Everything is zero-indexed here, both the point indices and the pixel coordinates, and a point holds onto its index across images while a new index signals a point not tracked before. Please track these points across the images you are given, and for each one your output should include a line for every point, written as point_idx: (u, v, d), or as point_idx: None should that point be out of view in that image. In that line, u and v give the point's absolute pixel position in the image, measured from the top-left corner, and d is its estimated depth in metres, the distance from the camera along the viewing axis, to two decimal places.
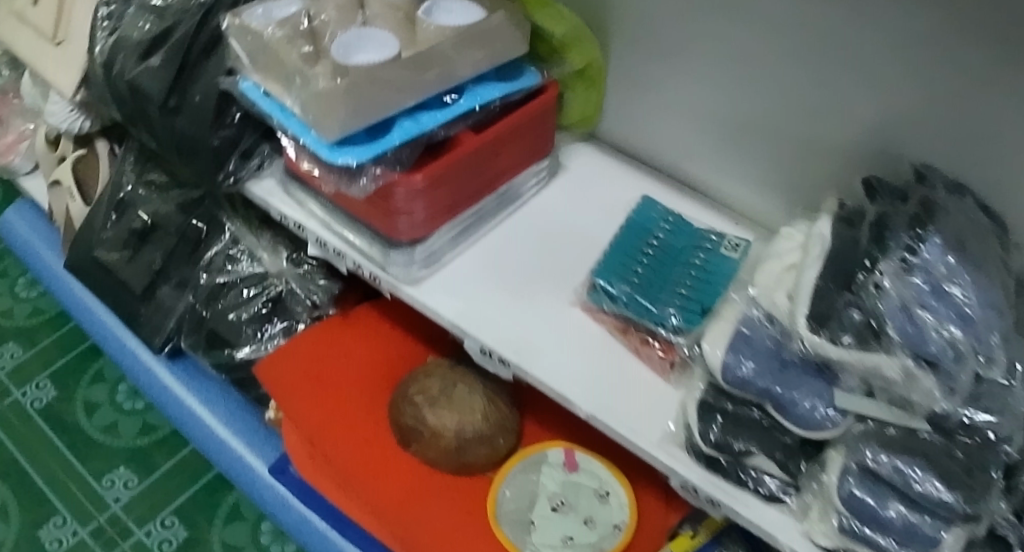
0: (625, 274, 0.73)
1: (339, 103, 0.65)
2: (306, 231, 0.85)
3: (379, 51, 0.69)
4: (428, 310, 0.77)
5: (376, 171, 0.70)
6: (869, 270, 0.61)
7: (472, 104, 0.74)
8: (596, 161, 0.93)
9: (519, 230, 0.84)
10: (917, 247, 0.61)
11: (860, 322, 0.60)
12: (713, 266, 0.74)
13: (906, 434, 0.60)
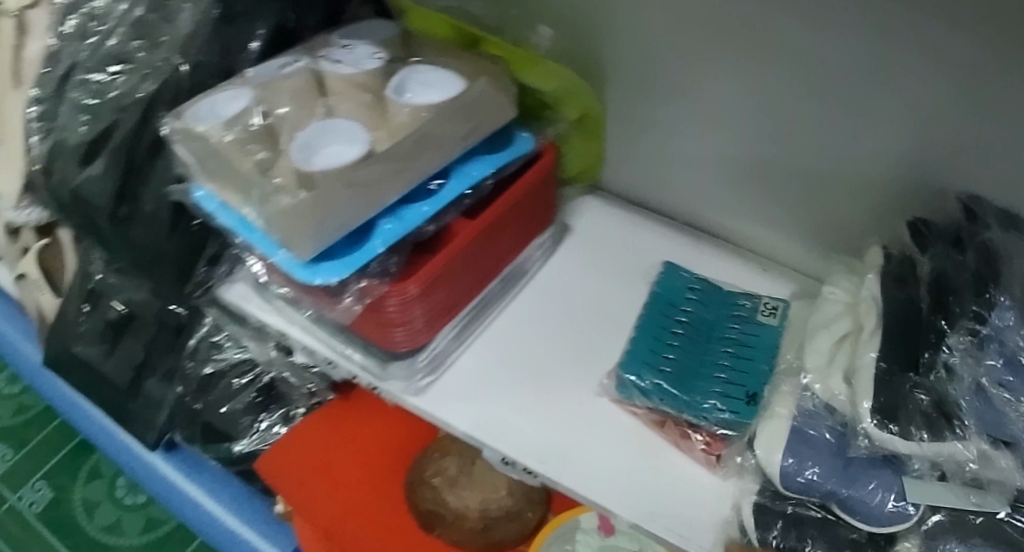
0: (656, 361, 0.66)
1: (306, 220, 0.54)
2: (290, 337, 0.76)
3: (347, 140, 0.58)
4: (438, 419, 0.68)
5: (359, 285, 0.60)
6: (935, 347, 0.52)
7: (462, 188, 0.63)
8: (603, 218, 0.85)
9: (529, 312, 0.76)
10: (986, 312, 0.51)
11: (929, 408, 0.51)
12: (753, 341, 0.66)
13: (991, 523, 0.51)
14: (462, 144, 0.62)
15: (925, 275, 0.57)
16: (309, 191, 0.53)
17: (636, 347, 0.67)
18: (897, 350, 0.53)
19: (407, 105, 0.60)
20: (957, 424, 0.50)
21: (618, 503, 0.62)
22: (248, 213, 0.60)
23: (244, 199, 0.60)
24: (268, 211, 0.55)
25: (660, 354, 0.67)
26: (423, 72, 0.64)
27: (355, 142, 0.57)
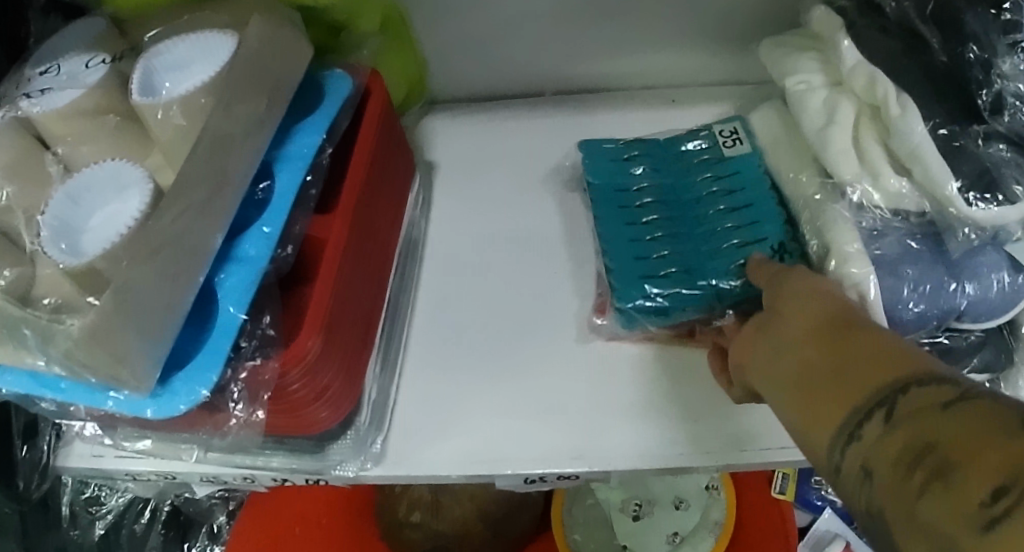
0: (653, 264, 0.49)
1: (127, 337, 0.30)
2: (178, 475, 0.46)
3: (112, 195, 0.33)
4: (428, 476, 0.45)
5: (241, 384, 0.36)
6: (987, 82, 0.41)
7: (299, 174, 0.41)
8: (467, 131, 0.61)
9: (452, 276, 0.53)
10: (1020, 18, 0.41)
11: (1015, 155, 0.41)
12: (740, 185, 0.51)
13: None
14: (267, 127, 0.39)
15: (921, 10, 0.44)
16: (110, 289, 0.29)
17: (618, 262, 0.49)
18: (945, 107, 0.42)
19: (161, 99, 0.36)
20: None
21: (729, 447, 0.44)
22: (42, 363, 0.32)
23: (12, 345, 0.32)
24: (56, 355, 0.30)
25: (652, 255, 0.49)
26: (177, 41, 0.39)
27: (124, 188, 0.33)
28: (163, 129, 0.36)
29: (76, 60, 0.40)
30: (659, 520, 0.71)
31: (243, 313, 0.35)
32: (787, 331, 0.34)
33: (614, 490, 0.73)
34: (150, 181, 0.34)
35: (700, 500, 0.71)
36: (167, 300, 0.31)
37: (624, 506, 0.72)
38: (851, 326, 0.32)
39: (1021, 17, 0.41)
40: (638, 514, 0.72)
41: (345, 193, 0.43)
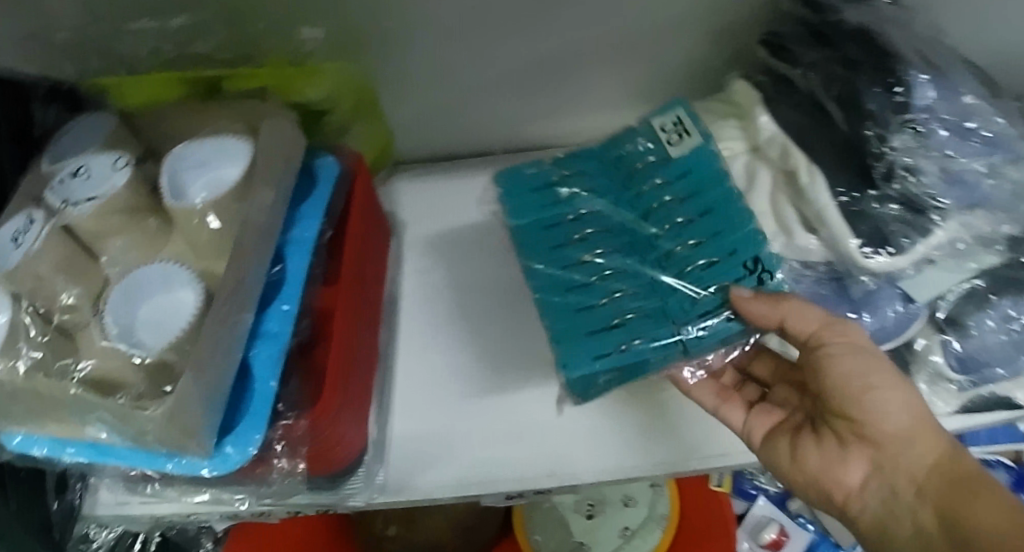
0: (602, 317, 0.49)
1: (197, 416, 0.38)
2: (200, 516, 0.52)
3: (167, 289, 0.41)
4: (427, 500, 0.52)
5: (279, 439, 0.43)
6: (881, 153, 0.51)
7: (306, 253, 0.48)
8: (427, 187, 0.65)
9: (427, 318, 0.59)
10: (908, 99, 0.51)
11: (899, 211, 0.51)
12: (689, 189, 0.51)
13: (993, 277, 0.56)
14: (274, 218, 0.46)
15: (828, 91, 0.53)
16: (187, 368, 0.37)
17: (562, 324, 0.50)
18: (846, 176, 0.51)
19: (195, 205, 0.43)
20: (932, 212, 0.51)
21: (682, 459, 0.52)
22: (115, 436, 0.39)
23: (89, 423, 0.40)
24: (138, 430, 0.38)
25: (599, 304, 0.50)
26: (198, 143, 0.47)
27: (177, 287, 0.41)
28: (197, 226, 0.43)
29: (102, 160, 0.45)
30: (611, 518, 0.79)
31: (275, 381, 0.43)
32: (888, 437, 0.46)
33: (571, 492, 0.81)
34: (196, 282, 0.41)
35: (647, 498, 0.79)
36: (222, 379, 0.40)
37: (579, 507, 0.81)
38: (963, 481, 0.43)
39: (908, 100, 0.51)
40: (592, 513, 0.80)
41: (342, 264, 0.49)
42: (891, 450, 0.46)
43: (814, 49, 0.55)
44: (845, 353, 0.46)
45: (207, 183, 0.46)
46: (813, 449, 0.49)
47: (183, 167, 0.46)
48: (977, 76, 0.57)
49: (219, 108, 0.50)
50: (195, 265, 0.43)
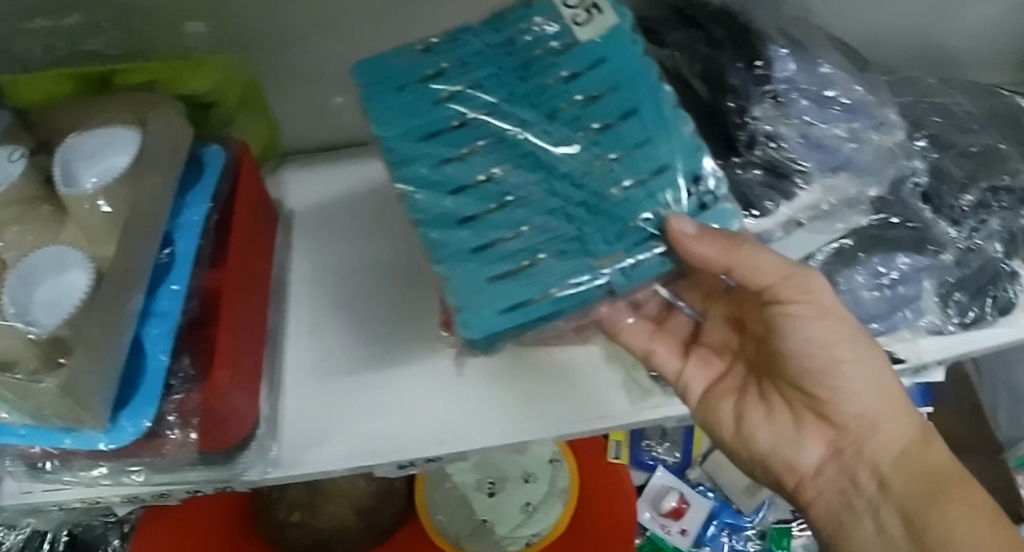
0: (516, 255, 0.46)
1: (89, 390, 0.42)
2: (106, 499, 0.55)
3: (59, 268, 0.44)
4: (320, 473, 0.55)
5: (173, 411, 0.47)
6: (744, 123, 0.51)
7: (194, 240, 0.51)
8: (313, 182, 0.67)
9: (320, 302, 0.62)
10: (767, 71, 0.52)
11: (763, 175, 0.52)
12: (605, 83, 0.49)
13: (860, 236, 0.57)
14: (158, 207, 0.49)
15: (692, 67, 0.53)
16: (81, 348, 0.41)
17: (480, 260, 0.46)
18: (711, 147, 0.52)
19: (87, 190, 0.47)
20: (796, 176, 0.52)
21: (562, 423, 0.56)
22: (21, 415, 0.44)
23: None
24: (36, 404, 0.42)
25: (501, 237, 0.47)
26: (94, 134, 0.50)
27: (69, 267, 0.44)
28: (91, 210, 0.47)
29: None
30: (512, 494, 0.81)
31: (166, 358, 0.47)
32: (862, 406, 0.53)
33: (470, 472, 0.84)
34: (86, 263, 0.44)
35: (547, 473, 0.81)
36: (113, 357, 0.44)
37: (479, 485, 0.83)
38: (919, 448, 0.53)
39: (769, 72, 0.52)
40: (494, 490, 0.82)
41: (229, 252, 0.53)
42: (855, 430, 0.54)
43: (681, 29, 0.55)
44: (816, 316, 0.51)
45: (100, 170, 0.49)
46: (777, 422, 0.57)
47: (77, 158, 0.49)
48: (841, 51, 0.61)
49: (107, 99, 0.52)
50: (93, 251, 0.46)
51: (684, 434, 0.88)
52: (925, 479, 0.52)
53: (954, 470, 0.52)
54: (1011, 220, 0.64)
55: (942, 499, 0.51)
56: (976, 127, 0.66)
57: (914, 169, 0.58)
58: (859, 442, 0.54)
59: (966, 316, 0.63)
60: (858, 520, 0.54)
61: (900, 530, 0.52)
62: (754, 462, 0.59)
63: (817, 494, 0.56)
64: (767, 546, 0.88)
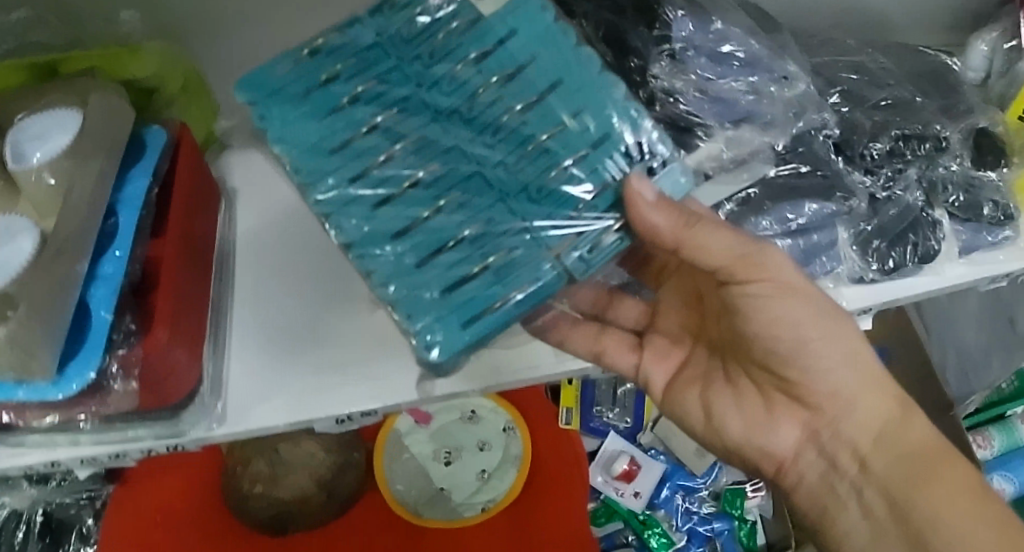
0: (469, 258, 0.50)
1: (35, 342, 0.46)
2: (65, 459, 0.60)
3: (11, 240, 0.49)
4: (260, 430, 0.59)
5: (116, 363, 0.51)
6: (644, 81, 0.55)
7: (136, 210, 0.55)
8: (258, 161, 0.70)
9: (261, 273, 0.66)
10: (666, 32, 0.56)
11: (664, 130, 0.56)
12: (510, 63, 0.53)
13: (763, 186, 0.59)
14: (103, 181, 0.53)
15: (596, 31, 0.55)
16: (26, 304, 0.46)
17: (432, 269, 0.50)
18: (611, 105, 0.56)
19: (34, 165, 0.52)
20: (697, 128, 0.56)
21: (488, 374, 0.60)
22: None
23: None
24: None
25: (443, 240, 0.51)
26: (46, 117, 0.54)
27: (20, 237, 0.49)
28: (38, 181, 0.51)
29: None
30: (468, 463, 0.84)
31: (110, 315, 0.51)
32: (836, 381, 0.55)
33: (427, 443, 0.86)
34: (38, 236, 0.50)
35: (501, 441, 0.85)
36: (59, 313, 0.48)
37: (437, 455, 0.85)
38: (900, 421, 0.54)
39: (667, 32, 0.56)
40: (449, 460, 0.84)
41: (170, 222, 0.58)
42: (829, 409, 0.56)
43: None
44: (783, 293, 0.52)
45: (44, 148, 0.52)
46: (745, 402, 0.60)
47: (24, 139, 0.53)
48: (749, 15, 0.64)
49: (52, 84, 0.56)
50: (40, 225, 0.51)
51: (633, 401, 0.94)
52: (907, 457, 0.53)
53: (935, 445, 0.53)
54: (927, 168, 0.67)
55: (926, 479, 0.52)
56: (892, 83, 0.68)
57: (825, 122, 0.62)
58: (834, 422, 0.56)
59: (887, 264, 0.65)
60: (844, 503, 0.56)
61: (885, 511, 0.53)
62: (731, 450, 0.61)
63: (801, 480, 0.59)
64: (720, 507, 0.91)
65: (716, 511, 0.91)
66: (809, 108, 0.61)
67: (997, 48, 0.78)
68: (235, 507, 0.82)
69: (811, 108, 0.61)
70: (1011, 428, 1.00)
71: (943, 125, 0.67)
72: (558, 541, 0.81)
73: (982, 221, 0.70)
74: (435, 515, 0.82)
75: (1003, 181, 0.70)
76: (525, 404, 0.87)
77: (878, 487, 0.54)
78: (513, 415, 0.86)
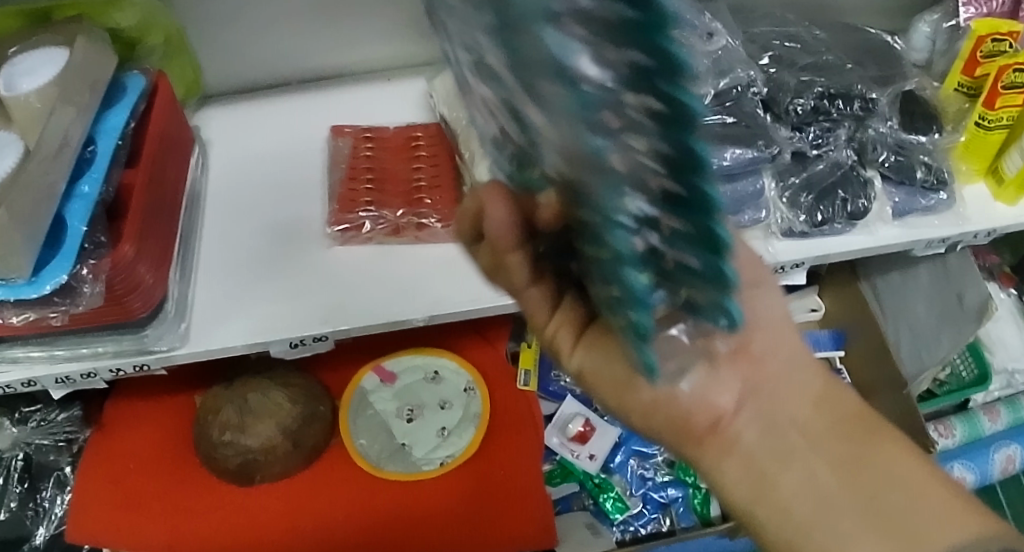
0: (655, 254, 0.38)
1: (15, 236, 0.51)
2: (40, 377, 0.63)
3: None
4: (219, 349, 0.64)
5: (87, 268, 0.56)
6: None
7: (114, 140, 0.61)
8: (234, 118, 0.79)
9: (228, 214, 0.72)
10: None
11: None
12: None
13: None
14: (87, 111, 0.60)
15: None
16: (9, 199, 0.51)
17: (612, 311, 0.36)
18: None
19: (22, 90, 0.58)
20: None
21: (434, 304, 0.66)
22: None
23: None
24: None
25: None
26: (35, 53, 0.61)
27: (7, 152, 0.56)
28: (23, 103, 0.58)
29: None
30: (430, 420, 0.87)
31: (84, 225, 0.57)
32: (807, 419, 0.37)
33: (390, 401, 0.88)
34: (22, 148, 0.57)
35: (461, 400, 0.89)
36: (39, 215, 0.53)
37: (399, 412, 0.87)
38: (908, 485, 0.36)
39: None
40: (412, 417, 0.87)
41: (146, 156, 0.63)
42: (772, 366, 0.37)
43: None
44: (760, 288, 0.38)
45: (34, 77, 0.59)
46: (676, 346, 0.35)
47: (16, 73, 0.60)
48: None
49: (45, 29, 0.63)
50: (22, 140, 0.57)
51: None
52: (845, 416, 0.38)
53: (867, 408, 0.38)
54: (857, 129, 0.71)
55: (871, 434, 0.37)
56: (824, 49, 0.73)
57: (751, 80, 0.68)
58: (776, 379, 0.37)
59: (815, 217, 0.69)
60: (790, 459, 0.36)
61: (832, 474, 0.36)
62: (655, 398, 0.35)
63: (738, 435, 0.37)
64: (675, 475, 0.96)
65: (672, 478, 0.96)
66: (731, 60, 0.68)
67: (938, 29, 0.82)
68: (205, 457, 0.82)
69: (732, 59, 0.68)
70: (973, 419, 1.02)
71: (872, 89, 0.72)
72: (514, 492, 0.85)
73: (914, 185, 0.72)
74: (400, 468, 0.85)
75: (935, 146, 0.73)
76: (483, 363, 0.91)
77: (803, 430, 0.37)
78: (473, 375, 0.90)
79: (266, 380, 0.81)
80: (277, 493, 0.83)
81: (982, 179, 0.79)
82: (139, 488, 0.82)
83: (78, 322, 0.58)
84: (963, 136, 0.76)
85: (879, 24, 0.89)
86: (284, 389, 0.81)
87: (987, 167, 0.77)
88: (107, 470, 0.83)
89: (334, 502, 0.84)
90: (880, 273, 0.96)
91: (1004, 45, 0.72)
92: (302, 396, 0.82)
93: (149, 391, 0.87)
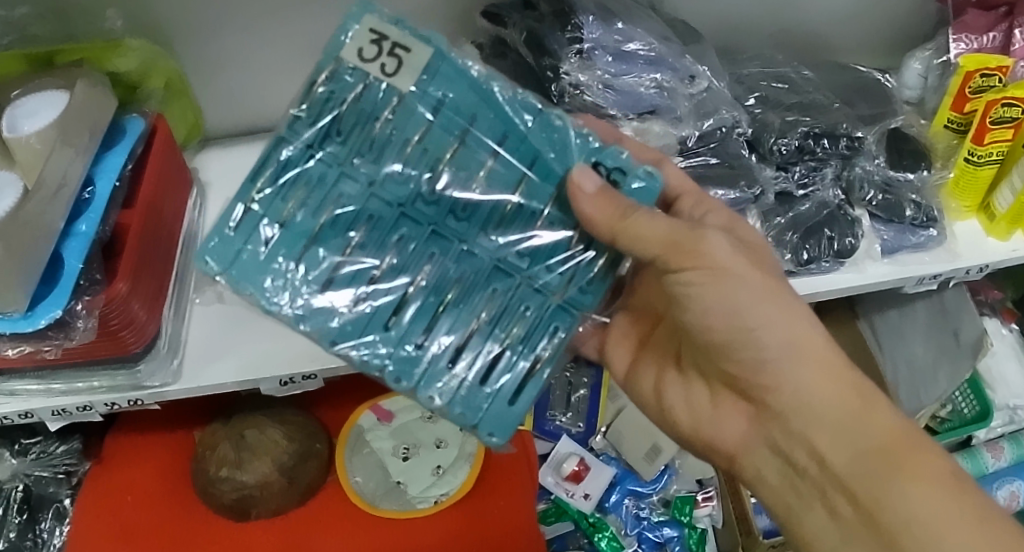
0: (461, 320, 0.49)
1: (10, 273, 0.52)
2: (36, 410, 0.65)
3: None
4: (212, 387, 0.66)
5: (82, 304, 0.57)
6: (557, 77, 0.63)
7: (112, 181, 0.63)
8: (232, 159, 0.81)
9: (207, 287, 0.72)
10: (578, 33, 0.65)
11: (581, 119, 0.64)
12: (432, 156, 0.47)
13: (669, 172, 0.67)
14: (87, 153, 0.62)
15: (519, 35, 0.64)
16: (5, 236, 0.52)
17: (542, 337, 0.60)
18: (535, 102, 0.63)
19: (23, 133, 0.60)
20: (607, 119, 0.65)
21: None
22: None
23: None
24: None
25: (517, 327, 0.50)
26: (32, 97, 0.63)
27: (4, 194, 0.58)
28: (25, 144, 0.59)
29: None
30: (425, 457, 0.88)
31: (80, 264, 0.58)
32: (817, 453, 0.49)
33: (387, 439, 0.89)
34: (22, 188, 0.59)
35: (457, 439, 0.89)
36: (36, 254, 0.55)
37: (395, 450, 0.88)
38: (895, 533, 0.45)
39: (579, 33, 0.65)
40: (408, 455, 0.88)
41: (142, 196, 0.65)
42: (774, 403, 0.51)
43: (519, 12, 0.66)
44: (761, 325, 0.49)
45: (35, 120, 0.61)
46: (694, 392, 0.58)
47: (19, 114, 0.62)
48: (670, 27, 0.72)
49: (50, 73, 0.66)
50: (21, 180, 0.59)
51: (587, 405, 1.02)
52: (867, 452, 0.47)
53: (896, 437, 0.47)
54: (844, 168, 0.72)
55: (890, 472, 0.46)
56: (811, 90, 0.74)
57: (737, 120, 0.70)
58: (785, 417, 0.51)
59: (800, 255, 0.69)
60: (810, 489, 0.50)
61: (848, 507, 0.48)
62: (704, 438, 0.58)
63: (764, 472, 0.54)
64: (671, 514, 1.03)
65: (667, 519, 1.03)
66: (714, 103, 0.69)
67: (930, 65, 0.82)
68: (201, 491, 0.81)
69: (717, 97, 0.69)
70: (976, 455, 1.00)
71: (857, 127, 0.72)
72: (502, 530, 0.85)
73: (903, 222, 0.73)
74: (393, 503, 0.85)
75: (923, 184, 0.73)
76: None
77: (825, 469, 0.49)
78: None
79: (264, 419, 0.82)
80: (273, 528, 0.83)
81: (976, 216, 0.79)
82: (135, 520, 0.82)
83: (71, 356, 0.60)
84: (954, 172, 0.75)
85: (868, 60, 0.90)
86: (281, 426, 0.82)
87: (980, 203, 0.77)
88: (104, 501, 0.83)
89: (327, 540, 0.83)
90: (878, 310, 0.95)
91: (994, 80, 0.72)
92: (297, 434, 0.82)
93: (151, 427, 0.88)
